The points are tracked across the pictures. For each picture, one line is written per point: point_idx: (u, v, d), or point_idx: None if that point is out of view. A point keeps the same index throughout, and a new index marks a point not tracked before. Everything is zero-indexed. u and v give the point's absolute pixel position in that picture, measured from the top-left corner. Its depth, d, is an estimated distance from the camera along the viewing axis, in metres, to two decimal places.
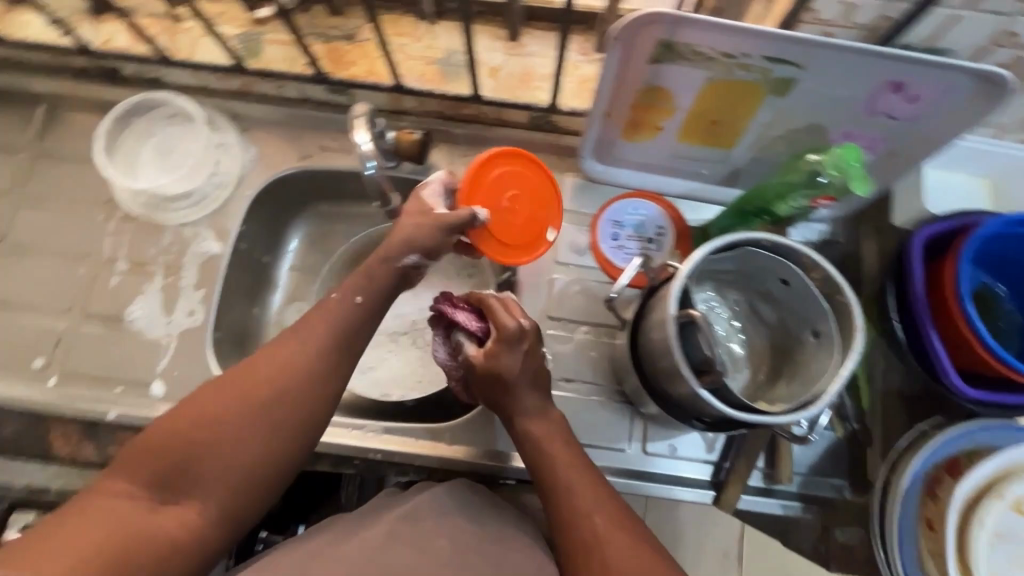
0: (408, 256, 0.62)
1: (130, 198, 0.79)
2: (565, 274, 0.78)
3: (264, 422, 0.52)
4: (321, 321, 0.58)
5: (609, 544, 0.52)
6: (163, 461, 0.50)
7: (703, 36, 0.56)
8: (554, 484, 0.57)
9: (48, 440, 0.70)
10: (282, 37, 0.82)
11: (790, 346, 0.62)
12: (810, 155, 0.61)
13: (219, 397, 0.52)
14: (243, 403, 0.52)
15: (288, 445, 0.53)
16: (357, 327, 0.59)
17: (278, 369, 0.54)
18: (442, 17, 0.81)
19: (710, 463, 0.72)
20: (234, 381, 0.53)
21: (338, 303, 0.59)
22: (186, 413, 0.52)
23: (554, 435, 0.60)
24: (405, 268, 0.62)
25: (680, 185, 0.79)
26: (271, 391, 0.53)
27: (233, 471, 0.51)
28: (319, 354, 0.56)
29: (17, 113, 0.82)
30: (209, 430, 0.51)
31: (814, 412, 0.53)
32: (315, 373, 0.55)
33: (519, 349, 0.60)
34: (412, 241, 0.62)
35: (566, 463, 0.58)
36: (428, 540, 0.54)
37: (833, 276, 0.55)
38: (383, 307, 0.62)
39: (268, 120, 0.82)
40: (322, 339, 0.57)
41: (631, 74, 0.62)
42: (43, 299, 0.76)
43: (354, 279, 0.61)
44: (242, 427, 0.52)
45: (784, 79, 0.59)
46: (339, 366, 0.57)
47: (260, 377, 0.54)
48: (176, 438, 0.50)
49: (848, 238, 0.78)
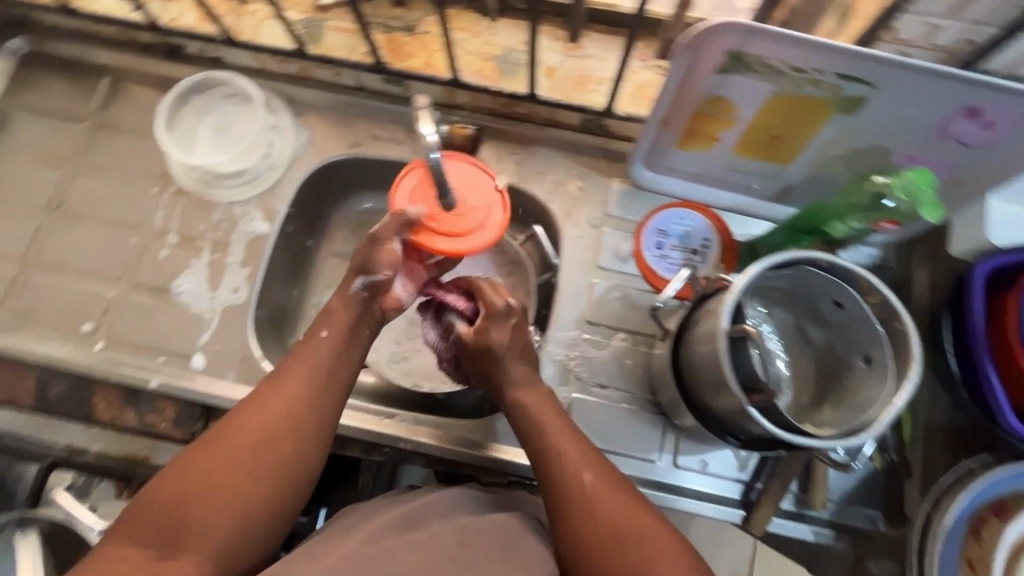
0: (358, 283, 0.63)
1: (184, 173, 0.80)
2: (605, 279, 0.77)
3: (260, 462, 0.52)
4: (305, 360, 0.58)
5: (600, 503, 0.54)
6: (159, 521, 0.49)
7: (775, 49, 0.55)
8: (546, 451, 0.58)
9: (91, 402, 0.71)
10: (344, 25, 0.83)
11: (837, 370, 0.61)
12: (876, 176, 0.59)
13: (212, 448, 0.52)
14: (238, 449, 0.52)
15: (287, 482, 0.53)
16: (338, 359, 0.59)
17: (266, 410, 0.54)
18: (503, 15, 0.81)
19: (741, 482, 0.71)
20: (223, 430, 0.53)
21: (319, 343, 0.60)
22: (176, 472, 0.51)
23: (543, 402, 0.62)
24: (359, 295, 0.63)
25: (729, 198, 0.78)
26: (264, 430, 0.53)
27: (236, 517, 0.50)
28: (307, 391, 0.56)
29: (83, 83, 0.85)
30: (203, 480, 0.50)
31: (863, 441, 0.52)
32: (306, 410, 0.55)
33: (506, 326, 0.63)
34: (362, 267, 0.63)
35: (557, 429, 0.59)
36: (431, 537, 0.51)
37: (892, 302, 0.54)
38: (358, 341, 0.62)
39: (323, 106, 0.83)
40: (307, 378, 0.57)
41: (696, 83, 0.61)
42: (95, 265, 0.78)
43: (327, 317, 0.62)
44: (238, 473, 0.51)
45: (854, 98, 0.58)
46: (327, 400, 0.57)
47: (250, 419, 0.53)
48: (169, 497, 0.49)
49: (901, 263, 0.76)
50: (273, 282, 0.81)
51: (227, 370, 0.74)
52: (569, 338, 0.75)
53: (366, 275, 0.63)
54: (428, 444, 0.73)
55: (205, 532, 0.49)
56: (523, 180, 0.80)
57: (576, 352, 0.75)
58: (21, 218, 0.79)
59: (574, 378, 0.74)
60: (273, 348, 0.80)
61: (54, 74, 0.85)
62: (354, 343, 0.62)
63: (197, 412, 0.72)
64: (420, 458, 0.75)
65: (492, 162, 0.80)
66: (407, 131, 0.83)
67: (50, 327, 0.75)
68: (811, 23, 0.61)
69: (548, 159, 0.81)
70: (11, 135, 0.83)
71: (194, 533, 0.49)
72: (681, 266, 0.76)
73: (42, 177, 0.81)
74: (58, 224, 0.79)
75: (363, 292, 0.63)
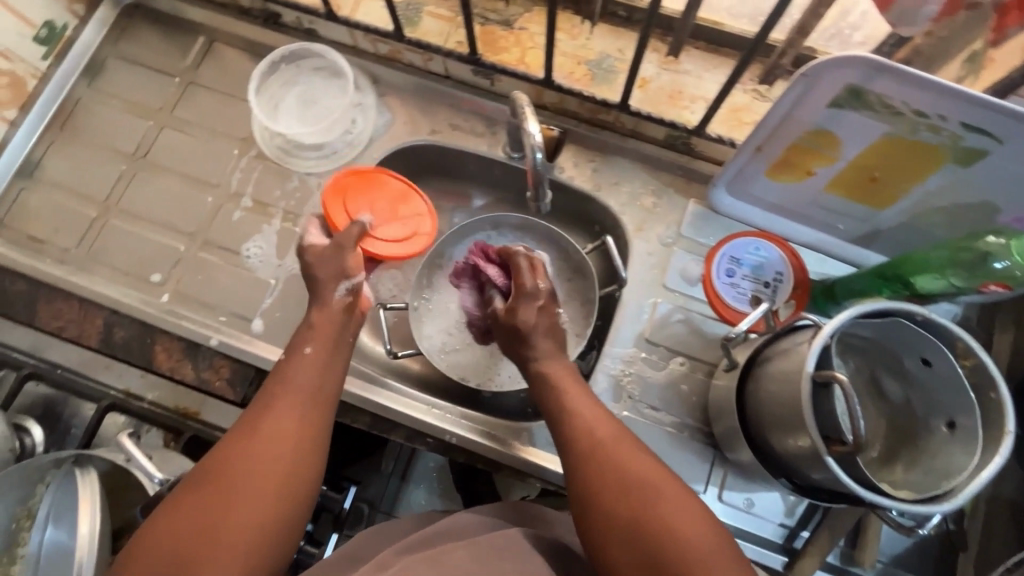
0: (341, 289, 0.65)
1: (266, 139, 0.82)
2: (670, 300, 0.76)
3: (263, 480, 0.50)
4: (291, 383, 0.56)
5: (611, 455, 0.53)
6: (161, 558, 0.46)
7: (900, 90, 0.52)
8: (561, 413, 0.58)
9: (151, 351, 0.73)
10: (442, 12, 0.83)
11: (913, 430, 0.58)
12: (988, 235, 0.56)
13: (204, 482, 0.49)
14: (234, 475, 0.50)
15: (292, 496, 0.51)
16: (322, 373, 0.59)
17: (258, 435, 0.52)
18: (602, 19, 0.80)
19: (785, 527, 0.69)
20: (217, 457, 0.51)
21: (302, 361, 0.59)
22: (172, 507, 0.48)
23: (565, 374, 0.62)
24: (343, 302, 0.64)
25: (809, 234, 0.75)
26: (261, 447, 0.51)
27: (245, 540, 0.48)
28: (300, 408, 0.55)
29: (180, 39, 0.86)
30: (204, 508, 0.48)
31: (945, 509, 0.50)
32: (300, 426, 0.54)
33: (536, 304, 0.64)
34: (343, 272, 0.65)
35: (573, 393, 0.59)
36: (447, 554, 0.52)
37: (989, 368, 0.51)
38: (341, 354, 0.62)
39: (409, 90, 0.84)
40: (300, 396, 0.56)
41: (805, 114, 0.59)
42: (170, 218, 0.79)
43: (309, 335, 0.61)
44: (239, 494, 0.49)
45: (974, 150, 0.56)
46: (319, 414, 0.56)
47: (243, 445, 0.51)
48: (169, 534, 0.47)
49: (982, 326, 0.72)
50: None
51: (284, 338, 0.75)
52: (626, 355, 0.74)
53: (348, 280, 0.65)
54: (474, 441, 0.72)
55: (213, 559, 0.46)
56: (599, 188, 0.79)
57: (632, 369, 0.73)
58: (106, 163, 0.82)
59: (627, 396, 0.73)
60: None
61: (154, 27, 0.87)
62: (336, 358, 0.61)
63: (250, 375, 0.73)
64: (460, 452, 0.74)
65: (570, 167, 0.80)
66: (488, 125, 0.82)
67: (123, 272, 0.77)
68: (934, 67, 0.58)
69: (626, 170, 0.79)
70: (106, 81, 0.85)
71: (201, 561, 0.46)
72: (751, 297, 0.74)
73: (130, 126, 0.83)
74: (140, 173, 0.81)
75: (346, 297, 0.65)
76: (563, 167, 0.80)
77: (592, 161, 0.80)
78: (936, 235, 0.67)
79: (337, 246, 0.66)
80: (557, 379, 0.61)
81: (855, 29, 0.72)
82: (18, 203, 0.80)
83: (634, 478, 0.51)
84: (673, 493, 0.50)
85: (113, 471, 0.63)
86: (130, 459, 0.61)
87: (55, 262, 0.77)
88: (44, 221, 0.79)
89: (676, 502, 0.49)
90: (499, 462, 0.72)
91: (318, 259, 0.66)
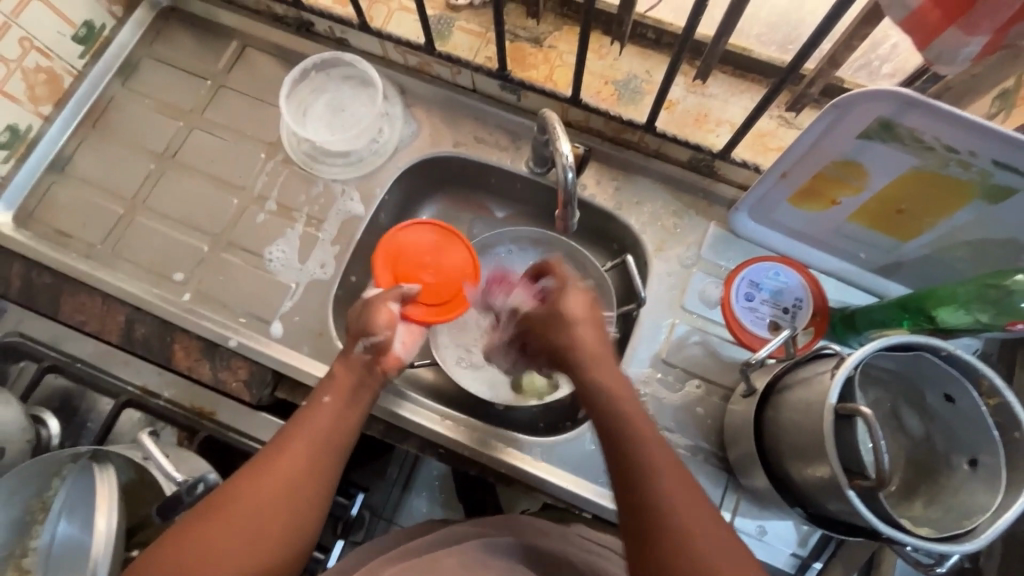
0: (359, 347, 0.64)
1: (294, 144, 0.83)
2: (687, 321, 0.76)
3: (267, 524, 0.50)
4: (306, 427, 0.56)
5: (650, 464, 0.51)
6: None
7: (932, 126, 0.52)
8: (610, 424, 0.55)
9: (170, 349, 0.73)
10: (472, 27, 0.84)
11: (933, 465, 0.58)
12: (1014, 273, 0.56)
13: (206, 518, 0.49)
14: (237, 513, 0.50)
15: (292, 543, 0.51)
16: (336, 426, 0.58)
17: (264, 475, 0.52)
18: (632, 40, 0.81)
19: (797, 557, 0.68)
20: (227, 492, 0.51)
21: (320, 409, 0.58)
22: (178, 536, 0.49)
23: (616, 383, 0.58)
24: (362, 357, 0.63)
25: (830, 262, 0.75)
26: (270, 489, 0.51)
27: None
28: (312, 455, 0.55)
29: (214, 43, 0.88)
30: (207, 544, 0.48)
31: (967, 548, 0.49)
32: (306, 472, 0.54)
33: (584, 296, 0.63)
34: (362, 331, 0.65)
35: (631, 410, 0.55)
36: (438, 561, 0.51)
37: (1014, 408, 0.50)
38: (361, 401, 0.61)
39: (436, 102, 0.85)
40: (314, 441, 0.56)
41: (833, 144, 0.59)
42: (195, 217, 0.80)
43: (330, 384, 0.61)
44: (243, 535, 0.49)
45: (1003, 187, 0.55)
46: (331, 462, 0.56)
47: (249, 483, 0.52)
48: (170, 564, 0.47)
49: (1002, 362, 0.72)
50: (358, 263, 0.83)
51: (302, 342, 0.76)
52: (642, 374, 0.74)
53: (367, 338, 0.64)
54: (484, 454, 0.72)
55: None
56: (620, 207, 0.79)
57: (647, 390, 0.73)
58: (136, 162, 0.83)
59: None
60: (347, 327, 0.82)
61: (189, 30, 0.89)
62: (355, 404, 0.61)
63: (268, 378, 0.73)
64: (472, 464, 0.74)
65: (592, 184, 0.80)
66: (513, 140, 0.83)
67: (147, 269, 0.78)
68: (963, 104, 0.58)
69: (648, 190, 0.80)
70: (138, 80, 0.86)
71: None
72: (769, 322, 0.74)
73: (160, 125, 0.84)
74: (167, 173, 0.82)
75: (364, 353, 0.64)
76: (585, 184, 0.80)
77: (615, 179, 0.80)
78: (960, 270, 0.66)
79: (366, 307, 0.67)
80: (611, 388, 0.57)
81: (884, 61, 0.73)
82: (48, 197, 0.81)
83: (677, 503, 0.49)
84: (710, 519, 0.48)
85: (129, 468, 0.63)
86: (147, 457, 0.62)
87: (80, 256, 0.78)
88: (72, 216, 0.81)
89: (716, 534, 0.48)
90: (510, 476, 0.71)
91: (353, 319, 0.67)
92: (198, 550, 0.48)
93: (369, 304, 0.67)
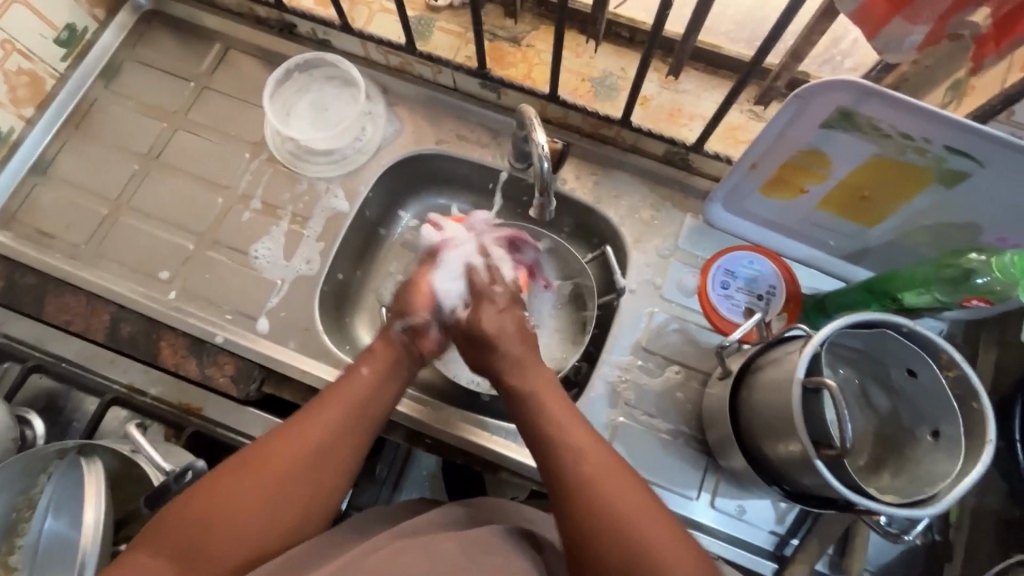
0: (397, 326, 0.70)
1: (278, 144, 0.84)
2: (666, 309, 0.78)
3: (296, 481, 0.54)
4: (343, 394, 0.60)
5: (599, 483, 0.53)
6: (190, 530, 0.50)
7: (888, 114, 0.55)
8: (546, 431, 0.58)
9: (157, 347, 0.74)
10: (452, 27, 0.86)
11: (899, 438, 0.61)
12: (972, 252, 0.59)
13: (245, 471, 0.53)
14: (275, 467, 0.54)
15: (317, 502, 0.55)
16: (369, 396, 0.61)
17: (303, 435, 0.56)
18: (607, 39, 0.84)
19: (776, 534, 0.70)
20: (262, 447, 0.55)
21: (358, 379, 0.62)
22: (211, 484, 0.52)
23: (548, 393, 0.62)
24: (400, 336, 0.68)
25: (801, 249, 0.78)
26: (301, 449, 0.55)
27: (263, 531, 0.51)
28: (347, 421, 0.58)
29: (196, 45, 0.89)
30: (238, 493, 0.52)
31: (929, 512, 0.52)
32: (340, 436, 0.57)
33: (507, 315, 0.70)
34: (400, 313, 0.71)
35: (572, 425, 0.58)
36: (438, 546, 0.51)
37: (971, 379, 0.53)
38: (397, 376, 0.65)
39: (418, 100, 0.86)
40: (350, 408, 0.59)
41: (798, 134, 0.62)
42: (180, 217, 0.81)
43: (368, 356, 0.65)
44: (274, 488, 0.53)
45: (957, 172, 0.58)
46: (360, 429, 0.59)
47: (287, 441, 0.55)
48: (203, 508, 0.51)
49: (966, 341, 0.75)
50: (343, 260, 0.84)
51: (289, 338, 0.77)
52: (623, 362, 0.76)
53: (403, 319, 0.70)
54: (470, 442, 0.73)
55: (230, 543, 0.50)
56: (599, 201, 0.82)
57: (628, 376, 0.75)
58: (119, 163, 0.83)
59: (622, 402, 0.74)
60: (333, 323, 0.83)
61: (171, 33, 0.89)
62: (390, 380, 0.64)
63: (254, 373, 0.74)
64: (459, 452, 0.76)
65: (571, 179, 0.83)
66: (494, 136, 0.85)
67: (132, 268, 0.79)
68: (919, 95, 0.61)
69: (625, 183, 0.82)
70: (121, 83, 0.87)
71: (222, 541, 0.50)
72: (744, 309, 0.76)
73: (144, 127, 0.85)
74: (151, 173, 0.83)
75: (401, 334, 0.69)
76: (565, 178, 0.82)
77: (593, 173, 0.83)
78: (922, 253, 0.70)
79: (412, 288, 0.73)
80: (551, 409, 0.60)
81: (846, 55, 0.76)
82: (31, 199, 0.82)
83: (620, 506, 0.51)
84: (657, 517, 0.51)
85: (118, 465, 0.64)
86: (136, 450, 0.62)
87: (65, 257, 0.79)
88: (55, 217, 0.81)
89: (663, 530, 0.50)
90: (497, 463, 0.73)
91: (399, 295, 0.74)
92: (236, 500, 0.51)
93: (410, 288, 0.74)
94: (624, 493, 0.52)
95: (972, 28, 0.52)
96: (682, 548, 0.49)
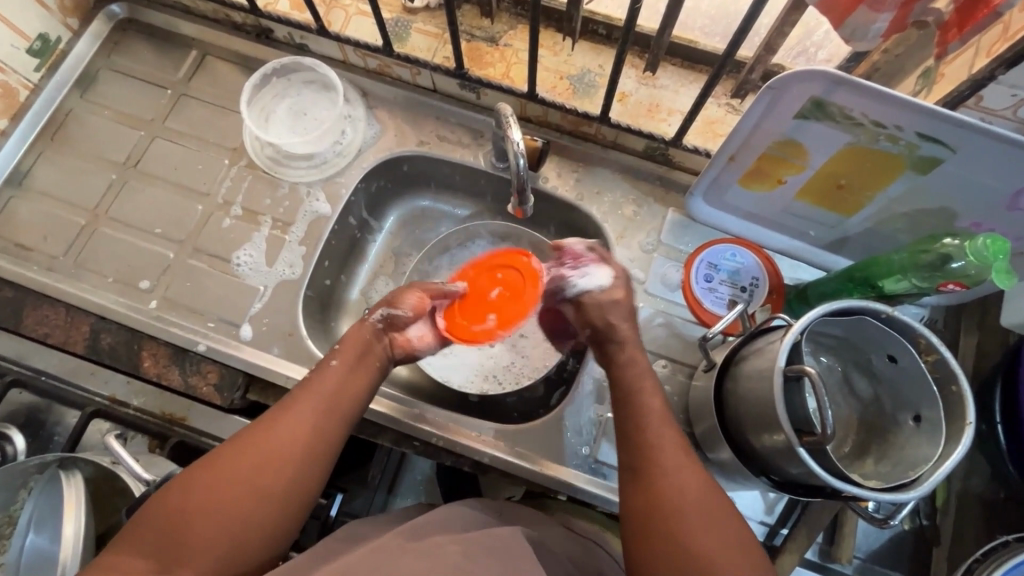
0: (379, 314, 0.68)
1: (257, 149, 0.83)
2: (650, 304, 0.78)
3: (267, 483, 0.53)
4: (314, 388, 0.59)
5: (662, 468, 0.55)
6: (166, 533, 0.49)
7: (858, 103, 0.55)
8: (627, 404, 0.60)
9: (138, 356, 0.72)
10: (429, 29, 0.86)
11: (882, 424, 0.61)
12: (947, 238, 0.59)
13: (218, 469, 0.52)
14: (248, 464, 0.53)
15: (292, 506, 0.54)
16: (342, 386, 0.60)
17: (275, 428, 0.55)
18: (584, 37, 0.84)
19: (766, 525, 0.71)
20: (229, 448, 0.54)
21: (335, 368, 0.61)
22: (182, 487, 0.51)
23: (637, 362, 0.63)
24: (378, 325, 0.67)
25: (783, 241, 0.78)
26: (269, 453, 0.54)
27: (234, 539, 0.50)
28: (318, 413, 0.57)
29: (172, 53, 0.88)
30: (208, 499, 0.50)
31: (914, 497, 0.52)
32: (314, 431, 0.56)
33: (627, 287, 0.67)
34: (387, 301, 0.68)
35: (653, 410, 0.59)
36: (437, 548, 0.50)
37: (949, 363, 0.53)
38: (368, 373, 0.63)
39: (396, 103, 0.86)
40: (320, 399, 0.58)
41: (772, 124, 0.62)
42: (159, 225, 0.80)
43: (336, 348, 0.63)
44: (245, 494, 0.52)
45: (930, 158, 0.59)
46: (334, 427, 0.58)
47: (257, 434, 0.54)
48: (173, 515, 0.50)
49: (948, 327, 0.74)
50: (326, 265, 0.84)
51: (273, 343, 0.76)
52: None
53: (389, 309, 0.68)
54: (458, 442, 0.73)
55: (211, 541, 0.49)
56: (582, 198, 0.82)
57: None
58: (96, 174, 0.83)
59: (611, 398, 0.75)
60: (319, 327, 0.83)
61: (147, 40, 0.89)
62: (366, 369, 0.63)
63: (239, 380, 0.73)
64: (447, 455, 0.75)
65: (553, 176, 0.83)
66: (475, 137, 0.85)
67: (112, 279, 0.78)
68: (892, 83, 0.62)
69: (607, 180, 0.83)
70: (97, 92, 0.86)
71: (202, 540, 0.49)
72: (728, 301, 0.76)
73: (122, 136, 0.84)
74: (130, 182, 0.82)
75: (380, 325, 0.67)
76: (547, 177, 0.83)
77: (574, 171, 0.83)
78: (900, 239, 0.70)
79: (418, 295, 0.69)
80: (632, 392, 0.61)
81: (819, 47, 0.77)
82: (7, 211, 0.80)
83: (677, 488, 0.53)
84: (718, 529, 0.51)
85: (102, 476, 0.63)
86: (117, 461, 0.61)
87: (42, 269, 0.78)
88: (31, 228, 0.80)
89: (718, 534, 0.51)
90: (482, 462, 0.72)
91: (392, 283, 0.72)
92: (210, 496, 0.51)
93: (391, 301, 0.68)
94: (686, 487, 0.54)
95: (936, 15, 0.53)
96: (728, 543, 0.51)
